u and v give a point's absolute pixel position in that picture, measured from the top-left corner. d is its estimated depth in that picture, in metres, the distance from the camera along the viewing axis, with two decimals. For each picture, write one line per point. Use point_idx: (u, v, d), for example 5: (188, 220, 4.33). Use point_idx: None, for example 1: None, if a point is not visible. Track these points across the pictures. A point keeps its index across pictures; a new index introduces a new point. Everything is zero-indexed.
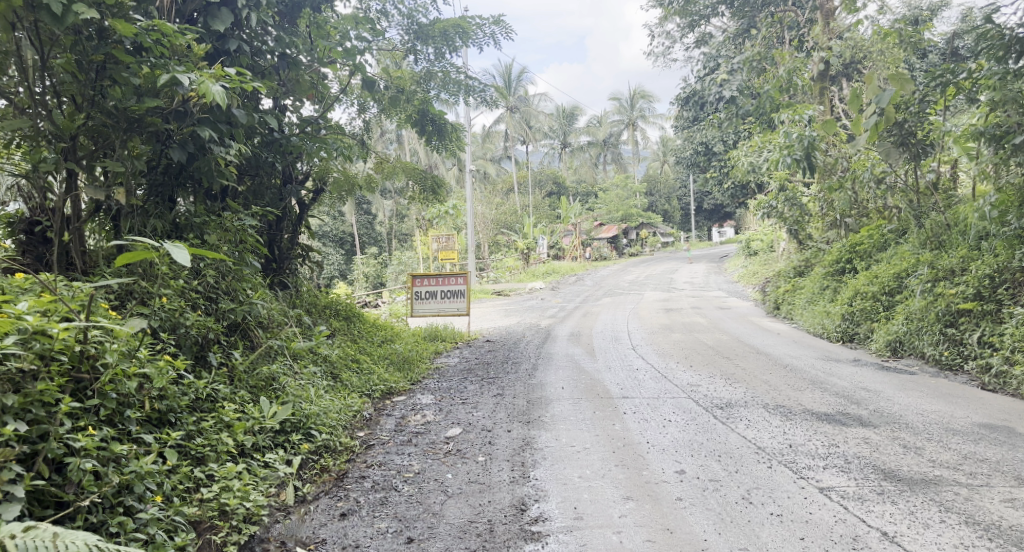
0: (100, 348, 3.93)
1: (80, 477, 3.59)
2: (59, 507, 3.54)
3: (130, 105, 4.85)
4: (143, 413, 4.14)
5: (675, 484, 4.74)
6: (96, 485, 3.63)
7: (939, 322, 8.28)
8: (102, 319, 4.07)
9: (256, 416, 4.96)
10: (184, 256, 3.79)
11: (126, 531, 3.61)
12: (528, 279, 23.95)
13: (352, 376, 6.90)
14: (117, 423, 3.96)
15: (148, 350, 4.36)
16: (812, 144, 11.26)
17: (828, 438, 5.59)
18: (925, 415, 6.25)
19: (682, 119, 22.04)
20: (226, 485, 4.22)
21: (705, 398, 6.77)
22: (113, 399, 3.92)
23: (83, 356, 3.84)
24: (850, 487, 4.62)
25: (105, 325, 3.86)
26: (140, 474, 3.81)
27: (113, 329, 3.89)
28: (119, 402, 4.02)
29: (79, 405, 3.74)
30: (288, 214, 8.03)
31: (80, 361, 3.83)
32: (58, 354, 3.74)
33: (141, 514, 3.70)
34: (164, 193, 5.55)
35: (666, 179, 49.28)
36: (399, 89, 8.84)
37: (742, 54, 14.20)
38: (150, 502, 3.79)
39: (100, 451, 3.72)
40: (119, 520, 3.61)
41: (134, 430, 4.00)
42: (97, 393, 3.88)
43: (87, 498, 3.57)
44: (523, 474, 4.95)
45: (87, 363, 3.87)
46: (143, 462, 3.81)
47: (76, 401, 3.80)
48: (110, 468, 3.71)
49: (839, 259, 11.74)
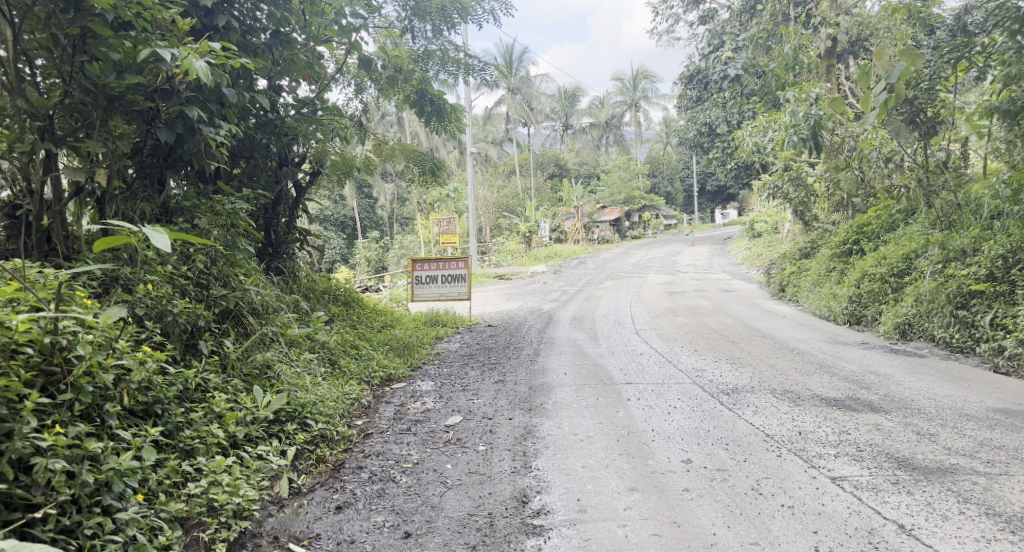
0: (73, 339, 3.75)
1: (49, 479, 3.41)
2: (28, 509, 3.38)
3: (109, 82, 4.67)
4: (124, 406, 3.96)
5: (681, 475, 4.58)
6: (69, 486, 3.47)
7: (950, 304, 8.09)
8: (76, 308, 3.87)
9: (249, 406, 4.80)
10: (164, 241, 3.58)
11: (104, 532, 3.46)
12: (530, 262, 23.78)
13: (350, 362, 6.76)
14: (94, 418, 3.79)
15: (130, 339, 4.17)
16: (818, 123, 11.06)
17: (838, 424, 5.43)
18: (937, 399, 6.09)
19: (685, 99, 21.79)
20: (214, 480, 4.07)
21: (711, 383, 6.61)
22: (89, 392, 3.74)
23: (54, 348, 3.67)
24: (863, 476, 4.47)
25: (76, 316, 3.67)
26: (119, 472, 3.64)
27: (88, 319, 3.70)
28: (98, 395, 3.84)
29: (48, 401, 3.56)
30: (284, 197, 7.83)
31: (51, 353, 3.66)
32: (23, 347, 3.55)
33: (119, 515, 3.55)
34: (152, 175, 5.41)
35: (669, 161, 48.84)
36: (398, 68, 8.76)
37: (747, 32, 13.92)
38: (130, 501, 3.63)
39: (73, 449, 3.54)
40: (96, 522, 3.46)
41: (112, 424, 3.82)
42: (71, 388, 3.70)
43: (57, 499, 3.41)
44: (524, 464, 4.80)
45: (60, 355, 3.69)
46: (122, 459, 3.65)
47: (46, 396, 3.62)
48: (84, 467, 3.54)
49: (845, 240, 11.49)
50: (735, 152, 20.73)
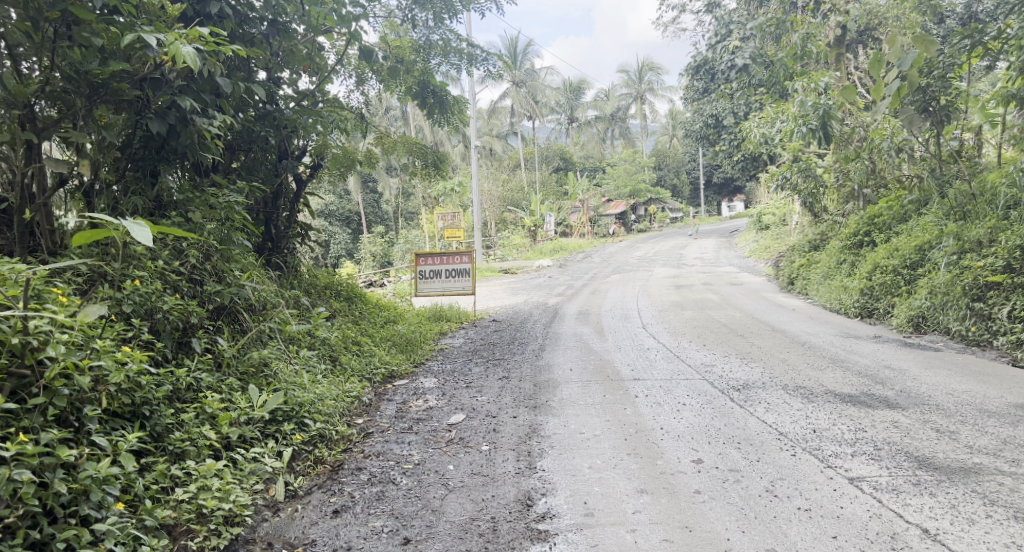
0: (46, 339, 3.59)
1: (15, 490, 3.22)
2: None
3: (92, 69, 4.51)
4: (105, 409, 3.79)
5: (692, 475, 4.40)
6: (41, 495, 3.30)
7: (965, 296, 7.88)
8: (50, 307, 3.71)
9: (244, 406, 4.63)
10: (145, 234, 3.42)
11: (80, 544, 3.30)
12: (535, 256, 23.61)
13: (351, 359, 6.60)
14: (71, 422, 3.62)
15: (112, 339, 4.00)
16: (827, 113, 10.82)
17: (854, 421, 5.24)
18: (956, 395, 5.90)
19: (690, 91, 21.45)
20: (204, 484, 3.91)
21: (720, 379, 6.43)
22: (65, 396, 3.58)
23: (25, 349, 3.51)
24: (883, 477, 4.28)
25: (47, 315, 3.51)
26: (97, 479, 3.47)
27: (59, 318, 3.52)
28: (76, 398, 3.68)
29: (18, 406, 3.39)
30: (284, 191, 7.62)
31: (22, 354, 3.50)
32: None
33: (98, 525, 3.38)
34: (145, 167, 5.25)
35: (675, 153, 48.46)
36: (399, 60, 8.54)
37: (755, 21, 13.66)
38: (110, 510, 3.47)
39: (45, 457, 3.38)
40: (71, 534, 3.28)
41: (92, 428, 3.65)
42: (45, 390, 3.53)
43: (28, 510, 3.24)
44: (529, 465, 4.63)
45: (31, 356, 3.53)
46: (101, 465, 3.49)
47: (15, 401, 3.45)
48: (57, 476, 3.37)
49: (856, 232, 11.25)
50: (742, 144, 20.47)
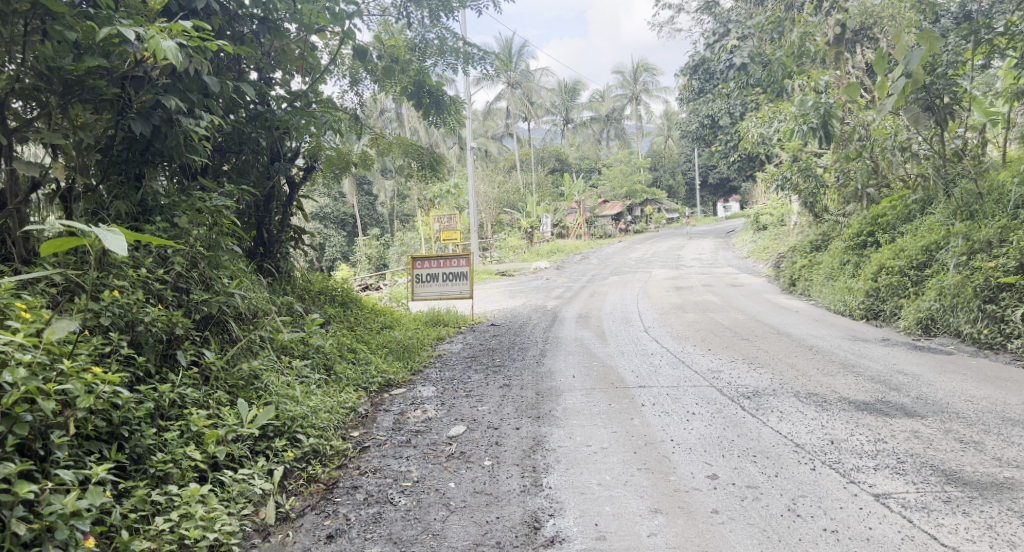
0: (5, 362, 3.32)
1: None
2: None
3: (66, 65, 4.31)
4: (75, 435, 3.54)
5: (708, 493, 4.18)
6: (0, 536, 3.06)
7: (977, 298, 7.64)
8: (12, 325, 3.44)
9: (232, 422, 4.37)
10: (120, 243, 3.17)
11: None
12: (531, 258, 23.35)
13: (346, 368, 6.34)
14: (38, 450, 3.37)
15: (85, 356, 3.73)
16: (829, 112, 10.60)
17: (872, 431, 5.00)
18: (976, 402, 5.67)
19: (686, 91, 21.26)
20: (187, 512, 3.67)
21: (729, 386, 6.18)
22: (28, 422, 3.31)
23: None
24: (910, 493, 4.06)
25: None
26: (64, 515, 3.23)
27: None
28: (42, 424, 3.42)
29: None
30: (277, 194, 7.36)
31: None
32: None
33: None
34: (128, 170, 4.99)
35: (670, 154, 48.18)
36: (394, 59, 8.30)
37: (753, 19, 13.42)
38: (80, 547, 3.23)
39: (3, 494, 3.12)
40: None
41: (61, 457, 3.41)
42: (5, 418, 3.27)
43: None
44: (534, 482, 4.39)
45: None
46: (68, 500, 3.25)
47: None
48: (17, 514, 3.13)
49: (859, 232, 11.01)
50: (739, 145, 20.24)
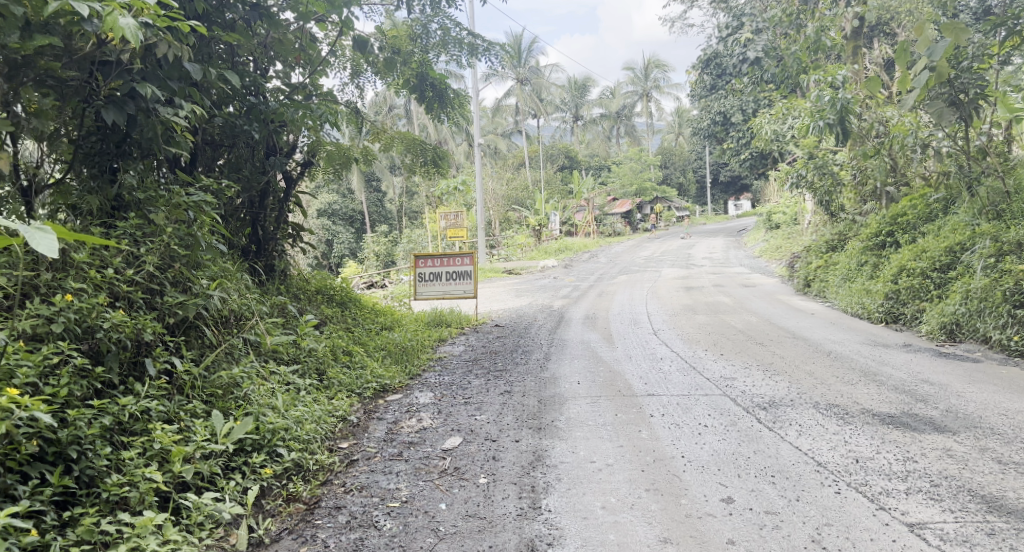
0: None
1: None
2: None
3: (10, 43, 3.95)
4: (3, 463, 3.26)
5: (722, 520, 3.83)
6: None
7: (1006, 303, 7.21)
8: None
9: (204, 436, 4.03)
10: (50, 246, 2.85)
11: None
12: (540, 256, 22.92)
13: (339, 373, 5.98)
14: None
15: (18, 373, 3.44)
16: (845, 107, 10.09)
17: (901, 449, 4.60)
18: (1010, 416, 5.25)
19: (697, 87, 20.77)
20: (137, 545, 3.35)
21: (744, 396, 5.77)
22: None
23: None
24: (947, 524, 3.73)
25: None
26: None
27: None
28: None
29: None
30: (272, 189, 7.01)
31: None
32: None
33: None
34: (101, 164, 4.64)
35: (681, 151, 47.50)
36: (395, 50, 7.98)
37: (769, 12, 12.97)
38: None
39: None
40: None
41: None
42: None
43: None
44: (532, 504, 4.03)
45: None
46: None
47: None
48: None
49: (878, 232, 10.52)
50: (752, 141, 19.75)
